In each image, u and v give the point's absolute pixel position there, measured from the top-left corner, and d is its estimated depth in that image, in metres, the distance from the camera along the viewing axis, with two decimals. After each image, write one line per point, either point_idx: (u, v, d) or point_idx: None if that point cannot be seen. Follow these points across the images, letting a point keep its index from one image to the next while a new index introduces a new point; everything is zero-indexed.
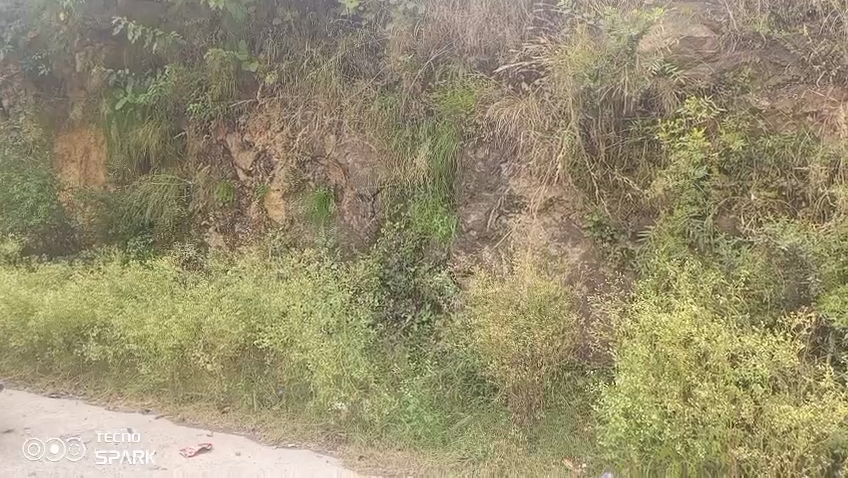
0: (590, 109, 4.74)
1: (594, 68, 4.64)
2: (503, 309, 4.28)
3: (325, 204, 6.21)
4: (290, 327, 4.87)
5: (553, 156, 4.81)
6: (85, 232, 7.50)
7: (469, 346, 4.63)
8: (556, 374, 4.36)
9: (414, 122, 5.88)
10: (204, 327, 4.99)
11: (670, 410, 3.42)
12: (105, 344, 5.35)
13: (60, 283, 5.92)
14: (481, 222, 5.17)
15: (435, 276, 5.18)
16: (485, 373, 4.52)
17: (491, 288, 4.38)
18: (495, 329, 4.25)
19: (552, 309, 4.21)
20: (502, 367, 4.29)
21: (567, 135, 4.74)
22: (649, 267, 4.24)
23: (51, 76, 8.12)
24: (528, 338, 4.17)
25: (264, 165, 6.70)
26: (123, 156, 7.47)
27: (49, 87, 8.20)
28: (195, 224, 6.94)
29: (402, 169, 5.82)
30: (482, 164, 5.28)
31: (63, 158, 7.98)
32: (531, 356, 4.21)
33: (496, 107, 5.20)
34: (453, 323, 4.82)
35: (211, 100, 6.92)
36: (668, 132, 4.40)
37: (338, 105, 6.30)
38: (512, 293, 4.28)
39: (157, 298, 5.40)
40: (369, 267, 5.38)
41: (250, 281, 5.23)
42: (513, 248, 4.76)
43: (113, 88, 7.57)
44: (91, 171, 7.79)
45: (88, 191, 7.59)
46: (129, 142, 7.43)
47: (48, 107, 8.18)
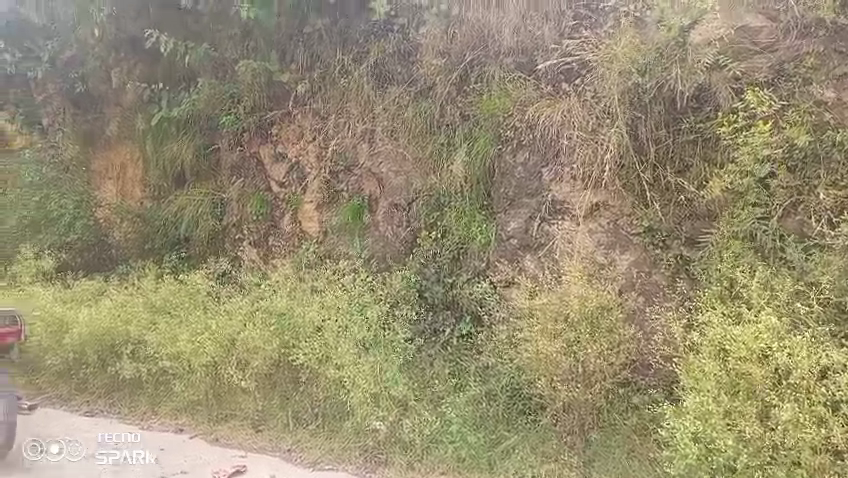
0: (639, 106, 4.46)
1: (641, 64, 4.42)
2: (551, 322, 4.11)
3: (360, 214, 6.02)
4: (328, 342, 4.74)
5: (599, 157, 4.52)
6: (122, 247, 7.46)
7: (514, 360, 4.40)
8: (609, 390, 4.11)
9: (449, 128, 5.68)
10: (239, 344, 4.91)
11: (742, 433, 3.38)
12: (138, 362, 5.30)
13: (94, 300, 5.88)
14: (523, 229, 4.96)
15: (476, 287, 4.94)
16: (533, 390, 4.31)
17: (538, 299, 4.20)
18: (544, 343, 4.11)
19: (603, 321, 4.04)
20: (551, 383, 4.16)
21: (614, 136, 4.46)
22: (711, 275, 3.99)
23: (86, 93, 8.07)
24: (577, 353, 4.02)
25: (297, 176, 6.57)
26: (158, 171, 7.39)
27: (84, 105, 8.11)
28: (228, 238, 6.83)
29: (438, 175, 5.61)
30: (523, 168, 5.09)
31: (99, 175, 7.92)
32: (582, 371, 4.05)
33: (536, 108, 4.99)
34: (494, 335, 4.58)
35: (243, 112, 6.84)
36: (729, 127, 4.10)
37: (370, 112, 6.15)
38: (559, 304, 4.12)
39: (189, 315, 5.28)
40: (406, 280, 5.13)
41: (284, 295, 5.09)
42: (558, 256, 4.53)
43: (147, 103, 7.53)
44: (126, 185, 7.71)
45: (125, 207, 7.56)
46: (162, 156, 7.35)
47: (84, 124, 8.09)
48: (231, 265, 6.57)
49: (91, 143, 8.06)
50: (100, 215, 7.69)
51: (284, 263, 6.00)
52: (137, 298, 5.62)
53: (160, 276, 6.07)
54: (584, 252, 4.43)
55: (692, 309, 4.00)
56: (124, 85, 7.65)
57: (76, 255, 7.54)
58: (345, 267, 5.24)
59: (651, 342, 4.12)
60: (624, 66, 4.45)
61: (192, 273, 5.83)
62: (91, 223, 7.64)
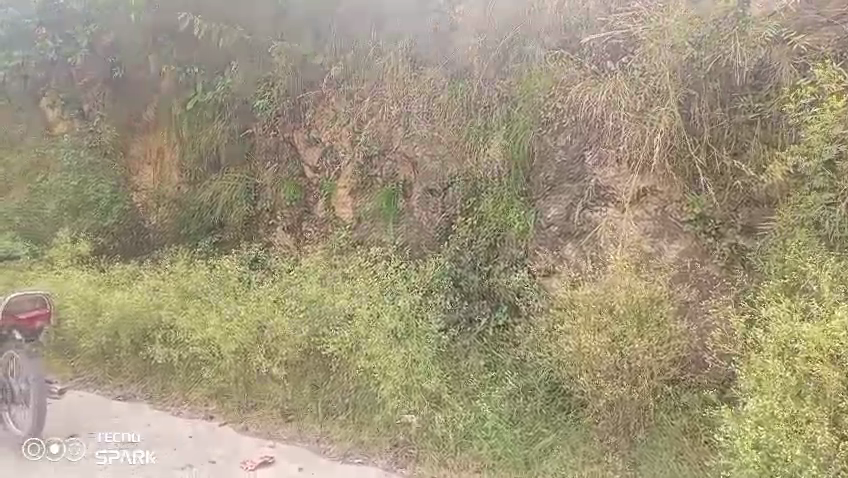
0: (692, 85, 4.20)
1: (696, 38, 4.17)
2: (594, 315, 3.87)
3: (394, 200, 5.86)
4: (359, 329, 4.66)
5: (648, 139, 4.25)
6: (158, 232, 7.31)
7: (556, 354, 4.16)
8: (657, 388, 3.86)
9: (487, 110, 5.45)
10: (271, 329, 4.86)
11: (812, 441, 3.09)
12: (170, 347, 5.24)
13: (128, 284, 5.83)
14: (564, 216, 4.76)
15: (513, 277, 4.73)
16: (573, 386, 4.08)
17: (580, 291, 3.97)
18: (584, 336, 3.91)
19: (646, 313, 3.80)
20: (594, 381, 3.93)
21: (664, 118, 4.19)
22: (772, 266, 3.78)
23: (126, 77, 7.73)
24: (621, 346, 3.79)
25: (331, 160, 6.45)
26: (193, 156, 7.34)
27: (123, 89, 7.74)
28: (262, 224, 6.67)
29: (475, 159, 5.41)
30: (566, 153, 4.88)
31: (137, 159, 7.68)
32: (627, 368, 3.81)
33: (581, 89, 4.73)
34: (532, 327, 4.43)
35: (277, 95, 6.75)
36: (795, 102, 3.86)
37: (405, 94, 5.92)
38: (600, 299, 3.87)
39: (221, 299, 5.23)
40: (440, 266, 4.98)
41: (315, 281, 5.00)
42: (602, 247, 4.30)
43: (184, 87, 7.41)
44: (163, 171, 7.61)
45: (161, 192, 7.49)
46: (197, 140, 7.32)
47: (122, 108, 7.70)
48: (262, 250, 6.38)
49: (130, 127, 7.68)
50: (141, 200, 7.52)
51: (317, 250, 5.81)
52: (169, 281, 5.61)
53: (191, 260, 5.96)
54: (630, 243, 4.15)
55: (743, 299, 3.83)
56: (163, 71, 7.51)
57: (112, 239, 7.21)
58: (380, 254, 5.05)
59: (705, 339, 3.82)
60: (678, 41, 4.17)
61: (224, 258, 5.72)
62: (126, 208, 7.42)
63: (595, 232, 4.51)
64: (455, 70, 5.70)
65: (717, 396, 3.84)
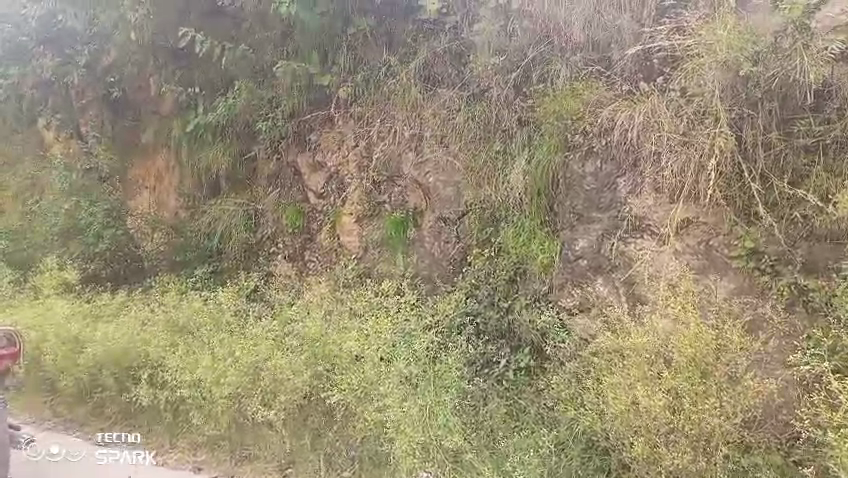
0: (746, 104, 3.97)
1: (751, 53, 3.94)
2: (648, 363, 3.52)
3: (403, 228, 5.43)
4: (372, 373, 4.10)
5: (695, 165, 3.95)
6: (153, 258, 6.88)
7: (599, 409, 3.72)
8: (728, 454, 3.37)
9: (506, 134, 5.07)
10: (269, 369, 4.31)
11: None
12: (156, 387, 4.74)
13: (115, 315, 5.39)
14: (593, 248, 4.38)
15: (541, 315, 4.42)
16: (625, 451, 3.58)
17: (631, 338, 3.62)
18: (640, 396, 3.44)
19: (708, 365, 3.39)
20: (654, 449, 3.43)
21: (720, 138, 3.90)
22: None
23: (124, 97, 7.58)
24: (683, 405, 3.35)
25: (336, 186, 6.01)
26: (193, 179, 6.93)
27: (124, 111, 7.64)
28: (263, 253, 6.26)
29: (494, 186, 5.02)
30: (596, 180, 4.45)
31: (138, 183, 7.45)
32: (692, 432, 3.33)
33: (621, 112, 4.27)
34: (566, 372, 3.99)
35: (282, 117, 6.34)
36: None
37: (418, 116, 5.54)
38: (653, 354, 3.52)
39: (216, 338, 4.69)
40: (456, 304, 4.62)
41: (318, 317, 4.52)
42: (648, 284, 3.93)
43: (184, 109, 6.99)
44: (161, 196, 7.25)
45: (158, 218, 7.10)
46: (198, 164, 6.85)
47: (124, 131, 7.66)
48: (263, 280, 5.95)
49: (131, 149, 7.61)
50: (136, 225, 7.15)
51: (322, 281, 5.35)
52: (158, 315, 5.10)
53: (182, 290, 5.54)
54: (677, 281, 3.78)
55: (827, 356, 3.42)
56: (165, 93, 7.09)
57: (103, 265, 6.92)
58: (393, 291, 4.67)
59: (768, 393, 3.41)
60: (723, 57, 3.95)
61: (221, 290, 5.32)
62: (120, 232, 7.08)
63: (643, 271, 4.02)
64: (473, 92, 5.30)
65: (788, 463, 3.48)
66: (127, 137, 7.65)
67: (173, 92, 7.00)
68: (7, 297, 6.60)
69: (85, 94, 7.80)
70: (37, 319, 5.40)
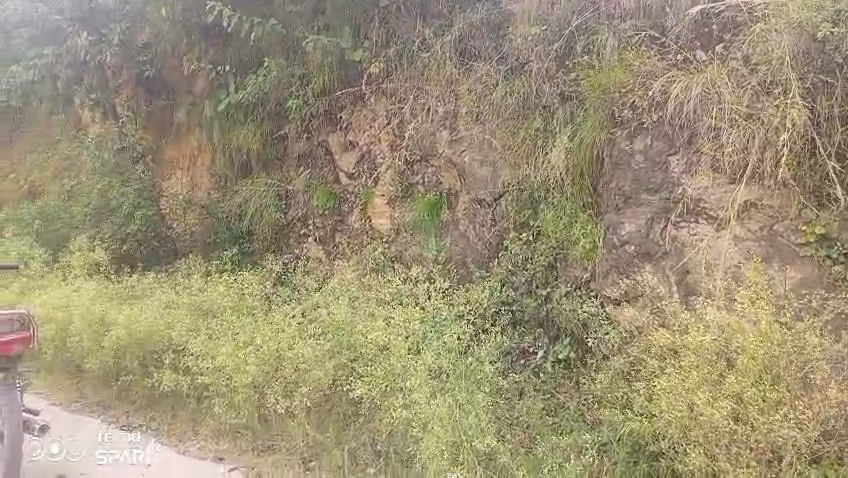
0: (821, 70, 3.60)
1: (829, 14, 3.56)
2: (709, 366, 3.26)
3: (437, 209, 5.18)
4: (403, 365, 3.86)
5: (758, 141, 3.58)
6: (183, 240, 6.76)
7: (649, 413, 3.47)
8: (802, 472, 3.10)
9: (546, 110, 4.74)
10: (289, 361, 4.13)
11: None
12: (178, 374, 4.55)
13: (140, 297, 5.28)
14: (642, 233, 4.04)
15: (584, 305, 4.14)
16: (678, 458, 3.31)
17: (692, 335, 3.33)
18: (698, 402, 3.20)
19: (780, 370, 3.14)
20: (710, 461, 3.19)
21: (793, 109, 3.51)
22: None
23: (158, 76, 7.34)
24: (748, 414, 3.10)
25: (368, 166, 5.74)
26: (225, 160, 6.66)
27: (159, 90, 7.40)
28: (293, 234, 6.07)
29: (532, 165, 4.69)
30: (647, 158, 4.08)
31: (171, 164, 7.20)
32: (758, 444, 3.08)
33: (679, 83, 3.89)
34: (612, 369, 3.78)
35: (312, 95, 6.05)
36: None
37: (453, 92, 5.23)
38: (712, 355, 3.28)
39: (240, 328, 4.51)
40: (492, 293, 4.42)
41: (345, 303, 4.40)
42: (703, 275, 3.70)
43: (215, 88, 6.71)
44: (193, 176, 6.98)
45: (189, 199, 6.87)
46: (229, 145, 6.62)
47: (159, 112, 7.44)
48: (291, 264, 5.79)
49: (167, 129, 7.38)
50: (169, 205, 6.96)
51: (353, 267, 5.21)
52: (181, 299, 4.96)
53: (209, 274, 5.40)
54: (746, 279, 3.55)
55: None
56: (196, 71, 6.81)
57: (135, 245, 6.83)
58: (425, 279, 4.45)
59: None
60: (796, 19, 3.57)
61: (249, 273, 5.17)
62: (151, 213, 6.91)
63: (696, 261, 3.76)
64: (511, 66, 4.98)
65: None
66: (163, 117, 7.42)
67: (203, 69, 6.71)
68: (39, 277, 6.60)
69: (121, 74, 7.60)
70: (66, 300, 5.37)
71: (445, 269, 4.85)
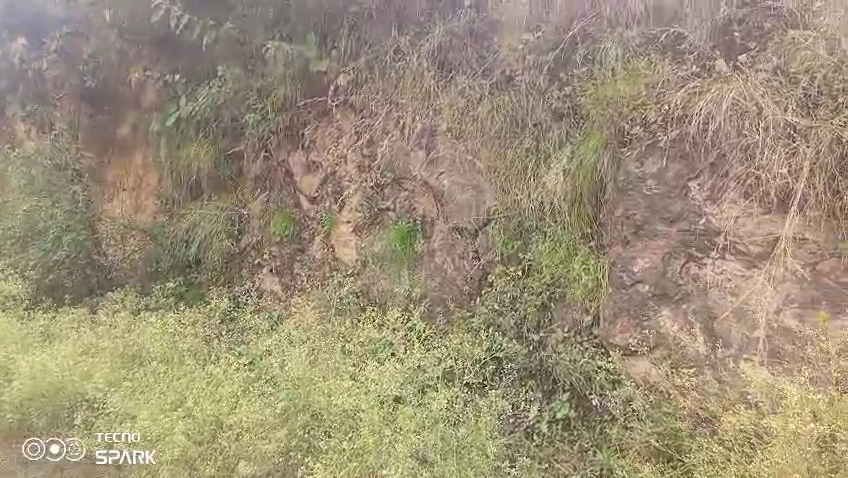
0: None
1: None
2: (805, 464, 2.63)
3: (409, 242, 4.44)
4: (385, 437, 3.23)
5: (818, 159, 3.13)
6: (123, 266, 5.64)
7: None
8: None
9: (537, 128, 4.17)
10: (230, 426, 3.42)
11: None
12: (92, 434, 3.69)
13: (50, 342, 4.40)
14: (658, 270, 3.44)
15: (585, 358, 3.53)
16: None
17: (789, 424, 2.70)
18: None
19: None
20: None
21: None
22: None
23: (105, 88, 6.09)
24: None
25: (332, 189, 4.96)
26: (170, 180, 5.65)
27: (102, 104, 6.12)
28: (246, 266, 5.19)
29: (525, 191, 4.08)
30: (662, 184, 3.47)
31: (113, 187, 6.00)
32: None
33: (705, 97, 3.36)
34: (631, 440, 3.22)
35: (272, 109, 5.23)
36: None
37: (430, 106, 4.58)
38: (808, 448, 2.66)
39: (165, 385, 3.74)
40: (477, 340, 3.76)
41: (302, 353, 3.73)
42: (731, 319, 3.20)
43: (164, 98, 5.78)
44: (140, 199, 5.89)
45: (133, 224, 5.80)
46: (176, 164, 5.62)
47: (101, 127, 6.13)
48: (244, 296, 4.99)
49: (108, 148, 6.09)
50: (111, 229, 5.80)
51: (304, 316, 4.39)
52: (102, 344, 4.15)
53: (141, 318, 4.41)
54: (792, 327, 3.07)
55: None
56: (142, 81, 5.88)
57: (65, 273, 5.52)
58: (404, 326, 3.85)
59: None
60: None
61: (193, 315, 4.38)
62: (82, 237, 5.65)
63: (727, 307, 3.22)
64: (497, 80, 4.39)
65: None
66: (104, 134, 6.11)
67: (146, 78, 5.85)
68: None
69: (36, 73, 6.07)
70: None
71: (413, 307, 4.18)
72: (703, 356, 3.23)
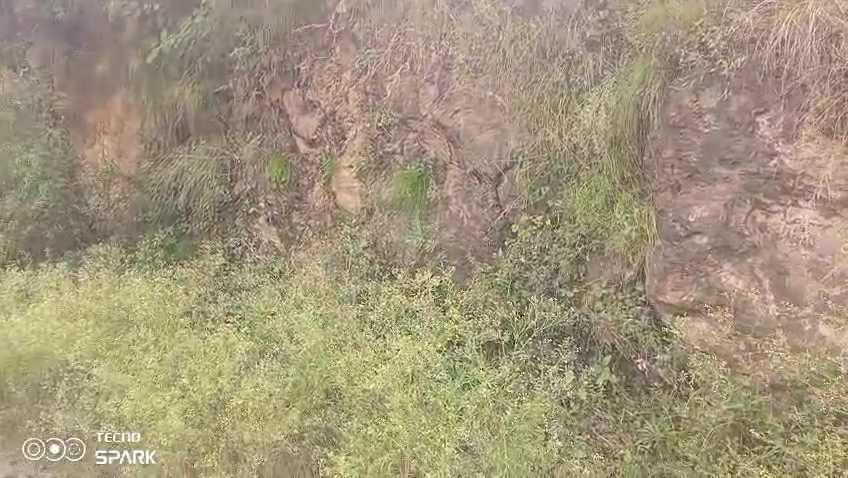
0: None
1: None
2: None
3: (420, 188, 3.95)
4: (419, 421, 2.93)
5: None
6: (106, 218, 5.03)
7: None
8: None
9: (568, 60, 3.66)
10: (232, 408, 3.10)
11: None
12: (75, 411, 3.34)
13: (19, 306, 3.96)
14: (719, 220, 3.00)
15: (629, 318, 3.20)
16: None
17: None
18: None
19: None
20: None
21: None
22: None
23: (79, 23, 5.34)
24: None
25: (334, 131, 4.40)
26: (152, 120, 5.01)
27: (77, 39, 5.35)
28: (241, 215, 4.65)
29: (556, 129, 3.60)
30: (722, 119, 2.97)
31: (90, 129, 5.25)
32: None
33: (781, 20, 2.90)
34: (698, 424, 2.85)
35: (263, 43, 4.65)
36: None
37: (445, 36, 3.98)
38: None
39: (153, 359, 3.31)
40: (504, 298, 3.42)
41: (314, 323, 3.33)
42: (808, 276, 2.77)
43: (143, 33, 5.10)
44: (120, 141, 5.16)
45: (113, 171, 5.11)
46: (162, 103, 4.99)
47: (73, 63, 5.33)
48: (246, 245, 4.52)
49: (86, 88, 5.29)
50: (92, 177, 5.15)
51: (311, 274, 3.80)
52: (79, 306, 3.70)
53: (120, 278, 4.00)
54: None
55: None
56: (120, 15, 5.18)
57: (42, 226, 5.04)
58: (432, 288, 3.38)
59: None
60: None
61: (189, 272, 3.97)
62: (60, 185, 5.10)
63: (799, 261, 2.80)
64: (518, 6, 3.84)
65: None
66: (82, 78, 5.32)
67: (124, 16, 5.15)
68: None
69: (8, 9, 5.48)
70: None
71: (425, 266, 3.75)
72: (774, 319, 2.81)
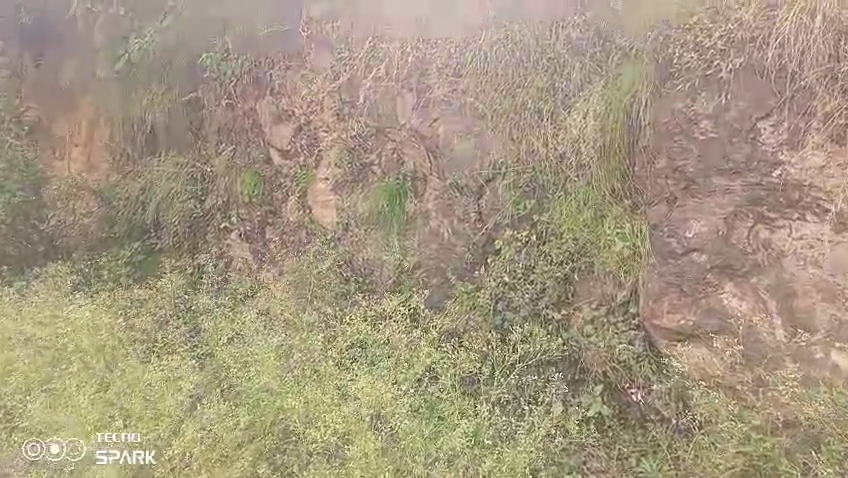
0: None
1: None
2: None
3: (398, 200, 3.65)
4: (384, 472, 2.65)
5: None
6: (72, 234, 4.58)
7: None
8: None
9: (553, 64, 3.38)
10: (175, 444, 2.91)
11: None
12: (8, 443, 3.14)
13: None
14: (719, 235, 2.75)
15: (623, 344, 2.91)
16: None
17: None
18: None
19: None
20: None
21: None
22: None
23: (44, 24, 4.79)
24: None
25: (308, 141, 4.10)
26: (128, 133, 4.67)
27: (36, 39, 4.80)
28: (213, 230, 4.35)
29: (540, 139, 3.34)
30: (721, 125, 2.72)
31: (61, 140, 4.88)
32: None
33: (785, 16, 2.67)
34: (701, 466, 2.59)
35: (234, 49, 4.32)
36: None
37: (421, 39, 3.69)
38: None
39: (87, 399, 3.08)
40: (486, 321, 3.17)
41: (272, 354, 3.09)
42: (819, 298, 2.53)
43: (113, 39, 4.64)
44: (93, 153, 4.81)
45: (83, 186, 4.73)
46: (133, 113, 4.64)
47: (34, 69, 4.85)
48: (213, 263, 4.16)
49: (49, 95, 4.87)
50: (56, 192, 4.72)
51: (280, 292, 3.54)
52: (19, 332, 3.43)
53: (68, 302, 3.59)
54: None
55: None
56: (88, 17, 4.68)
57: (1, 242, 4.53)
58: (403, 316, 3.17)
59: None
60: None
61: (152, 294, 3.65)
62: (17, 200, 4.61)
63: (807, 280, 2.55)
64: (498, 6, 3.52)
65: None
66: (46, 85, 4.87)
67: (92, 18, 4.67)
68: None
69: None
70: None
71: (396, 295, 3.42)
72: (782, 346, 2.57)
